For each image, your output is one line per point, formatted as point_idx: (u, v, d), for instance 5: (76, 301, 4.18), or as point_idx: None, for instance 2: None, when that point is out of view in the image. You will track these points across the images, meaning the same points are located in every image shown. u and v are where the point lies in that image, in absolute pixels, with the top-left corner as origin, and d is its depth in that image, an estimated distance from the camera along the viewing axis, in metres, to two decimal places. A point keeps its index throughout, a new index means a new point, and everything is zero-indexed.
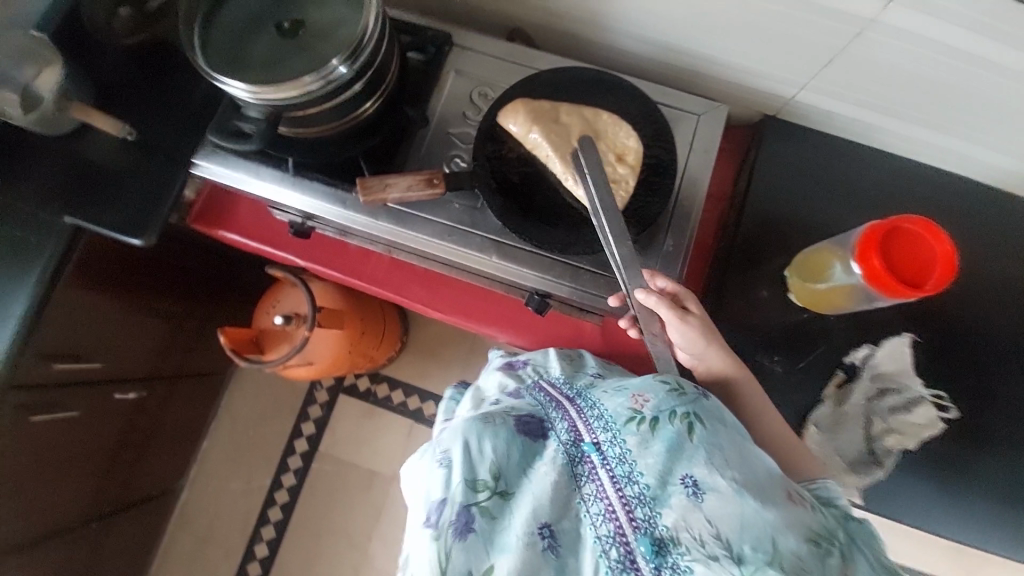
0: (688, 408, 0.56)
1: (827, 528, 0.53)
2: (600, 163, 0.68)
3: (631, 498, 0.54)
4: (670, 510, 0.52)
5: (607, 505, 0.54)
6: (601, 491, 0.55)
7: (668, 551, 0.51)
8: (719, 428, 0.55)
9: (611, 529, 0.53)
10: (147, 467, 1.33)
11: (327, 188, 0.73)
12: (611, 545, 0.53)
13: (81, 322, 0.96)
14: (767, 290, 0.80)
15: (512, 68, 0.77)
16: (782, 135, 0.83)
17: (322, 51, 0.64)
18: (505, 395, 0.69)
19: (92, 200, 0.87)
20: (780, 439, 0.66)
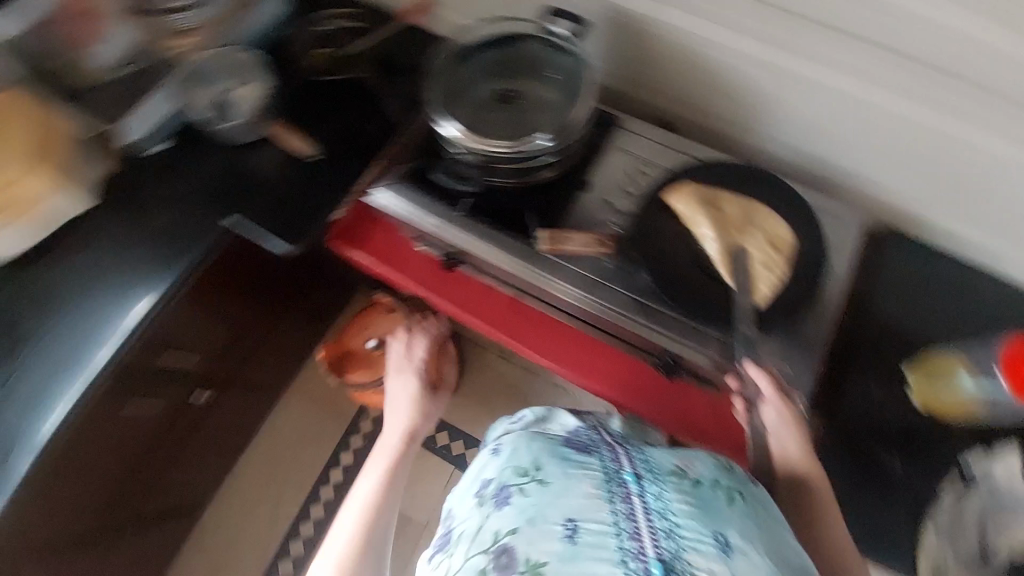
0: (731, 482, 0.52)
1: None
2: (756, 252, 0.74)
3: (658, 531, 0.45)
4: (698, 553, 0.44)
5: (636, 526, 0.45)
6: (631, 512, 0.46)
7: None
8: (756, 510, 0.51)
9: (635, 545, 0.44)
10: (189, 478, 1.22)
11: (489, 231, 0.80)
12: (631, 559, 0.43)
13: (197, 318, 0.94)
14: (891, 392, 0.81)
15: (671, 153, 0.85)
16: (906, 246, 0.88)
17: (532, 119, 0.73)
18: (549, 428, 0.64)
19: (251, 204, 0.91)
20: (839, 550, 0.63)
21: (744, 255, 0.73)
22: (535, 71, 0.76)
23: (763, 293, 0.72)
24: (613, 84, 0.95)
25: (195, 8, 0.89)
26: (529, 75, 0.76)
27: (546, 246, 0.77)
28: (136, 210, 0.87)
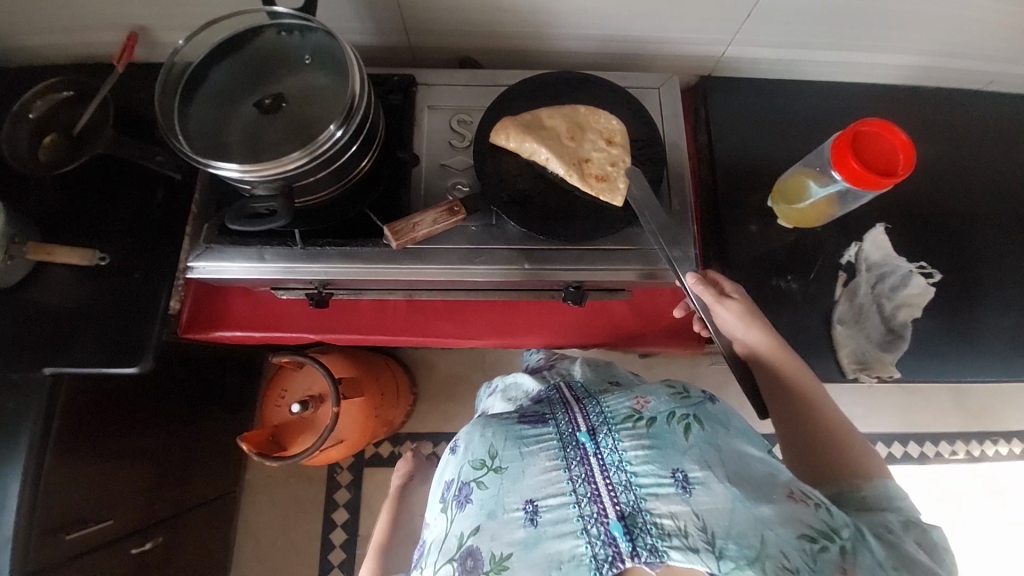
0: (686, 410, 0.63)
1: (828, 526, 0.56)
2: (594, 152, 0.72)
3: (617, 486, 0.57)
4: (656, 497, 0.56)
5: (594, 487, 0.58)
6: (589, 475, 0.59)
7: (649, 535, 0.54)
8: (715, 429, 0.62)
9: (594, 509, 0.57)
10: None
11: (339, 249, 0.72)
12: (592, 523, 0.56)
13: (84, 483, 0.87)
14: (760, 222, 0.88)
15: (481, 91, 0.81)
16: (723, 88, 0.93)
17: (313, 118, 0.64)
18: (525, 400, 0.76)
19: (71, 344, 0.81)
20: (849, 444, 0.64)
21: (585, 163, 0.72)
22: (291, 64, 0.66)
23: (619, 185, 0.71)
24: (396, 42, 0.87)
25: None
26: (288, 70, 0.66)
27: (400, 241, 0.68)
28: None
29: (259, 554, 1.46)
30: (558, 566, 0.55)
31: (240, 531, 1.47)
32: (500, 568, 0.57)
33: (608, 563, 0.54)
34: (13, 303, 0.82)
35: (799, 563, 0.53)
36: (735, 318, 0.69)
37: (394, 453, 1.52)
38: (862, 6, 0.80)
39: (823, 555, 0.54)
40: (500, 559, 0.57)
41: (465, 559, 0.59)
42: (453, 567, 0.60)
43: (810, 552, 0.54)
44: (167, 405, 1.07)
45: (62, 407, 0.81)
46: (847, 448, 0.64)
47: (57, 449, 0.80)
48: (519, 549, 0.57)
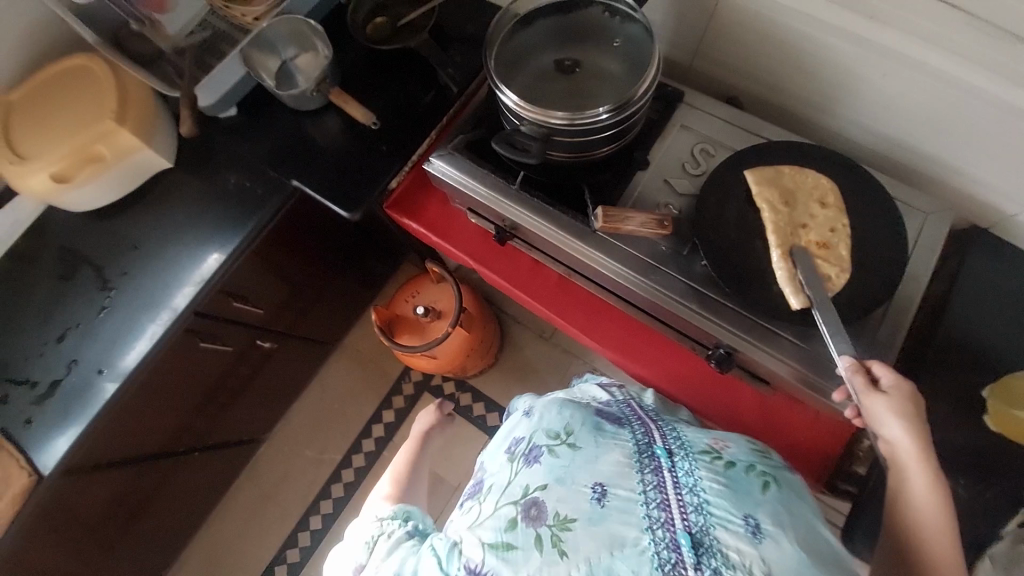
0: (764, 468, 0.66)
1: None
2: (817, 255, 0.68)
3: (688, 505, 0.58)
4: (726, 529, 0.56)
5: (665, 497, 0.59)
6: (660, 483, 0.60)
7: (714, 559, 0.54)
8: (791, 495, 0.64)
9: (662, 515, 0.57)
10: (244, 409, 1.46)
11: (543, 206, 0.79)
12: (658, 526, 0.56)
13: (262, 272, 1.11)
14: (956, 405, 0.76)
15: (737, 132, 0.80)
16: (997, 250, 0.80)
17: (594, 96, 0.71)
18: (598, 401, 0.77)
19: (314, 172, 1.00)
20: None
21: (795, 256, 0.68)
22: (601, 42, 0.74)
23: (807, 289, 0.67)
24: (678, 58, 0.90)
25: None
26: (595, 47, 0.74)
27: (604, 224, 0.71)
28: (216, 177, 1.04)
29: (316, 404, 1.68)
30: (619, 547, 0.56)
31: (314, 377, 1.71)
32: (561, 527, 0.58)
33: (670, 564, 0.54)
34: (296, 123, 1.05)
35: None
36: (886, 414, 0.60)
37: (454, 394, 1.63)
38: None
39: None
40: (565, 519, 0.59)
41: (528, 507, 0.61)
42: (514, 510, 0.62)
43: None
44: (332, 251, 1.29)
45: (286, 212, 1.03)
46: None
47: (265, 239, 1.03)
48: (584, 518, 0.58)
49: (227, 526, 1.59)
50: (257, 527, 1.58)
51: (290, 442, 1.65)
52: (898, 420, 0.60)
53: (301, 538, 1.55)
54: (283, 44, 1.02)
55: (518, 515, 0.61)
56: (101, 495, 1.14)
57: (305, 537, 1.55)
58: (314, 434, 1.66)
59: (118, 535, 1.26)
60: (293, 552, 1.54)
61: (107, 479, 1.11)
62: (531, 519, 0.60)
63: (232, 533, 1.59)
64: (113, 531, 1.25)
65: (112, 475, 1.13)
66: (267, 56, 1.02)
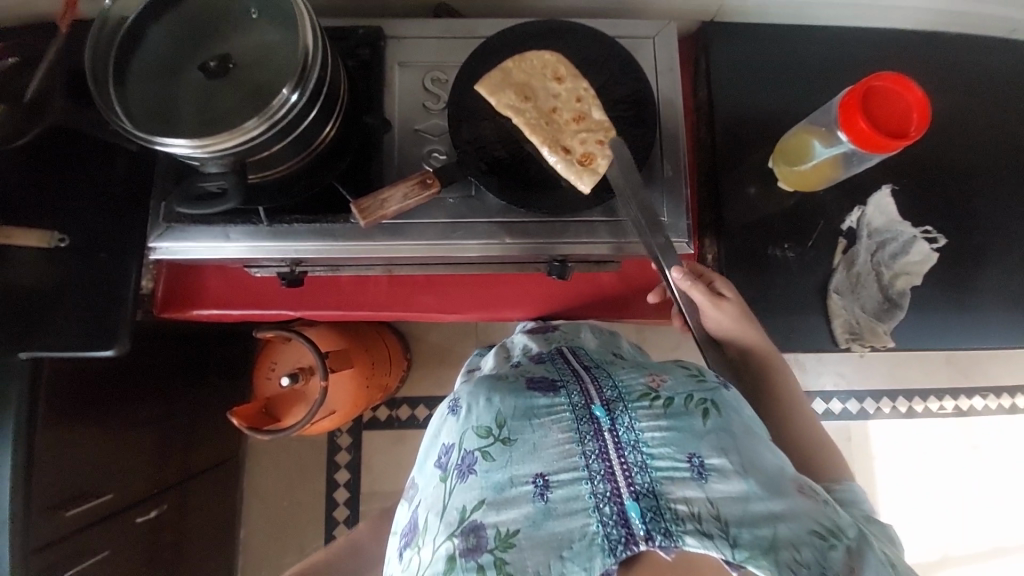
0: (703, 394, 0.63)
1: (835, 525, 0.56)
2: (582, 133, 0.66)
3: (632, 466, 0.57)
4: (672, 480, 0.56)
5: (608, 465, 0.58)
6: (603, 451, 0.59)
7: (664, 518, 0.54)
8: (732, 412, 0.62)
9: (607, 487, 0.57)
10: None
11: (309, 226, 0.68)
12: (604, 502, 0.56)
13: (79, 460, 0.88)
14: (758, 187, 0.83)
15: (458, 43, 0.72)
16: (725, 36, 0.85)
17: (264, 78, 0.57)
18: (527, 358, 0.75)
19: (41, 330, 0.78)
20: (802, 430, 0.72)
21: (563, 146, 0.66)
22: (236, 19, 0.58)
23: (591, 169, 0.65)
24: None
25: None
26: (233, 27, 0.59)
27: (366, 220, 0.61)
28: None
29: (267, 512, 1.53)
30: (567, 547, 0.55)
31: (246, 492, 1.53)
32: (505, 546, 0.56)
33: (620, 543, 0.54)
34: None
35: (810, 560, 0.53)
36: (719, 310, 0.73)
37: (391, 417, 1.56)
38: None
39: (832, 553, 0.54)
40: (508, 535, 0.56)
41: (467, 534, 0.58)
42: (452, 544, 0.57)
43: (817, 544, 0.54)
44: (154, 381, 1.06)
45: (45, 387, 0.79)
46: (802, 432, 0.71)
47: (44, 431, 0.80)
48: (528, 525, 0.56)
49: None
50: None
51: (265, 561, 1.51)
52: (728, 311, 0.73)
53: None
54: None
55: (456, 550, 0.57)
56: None
57: None
58: (284, 539, 1.52)
59: None
60: None
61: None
62: (471, 550, 0.56)
63: None
64: None
65: None
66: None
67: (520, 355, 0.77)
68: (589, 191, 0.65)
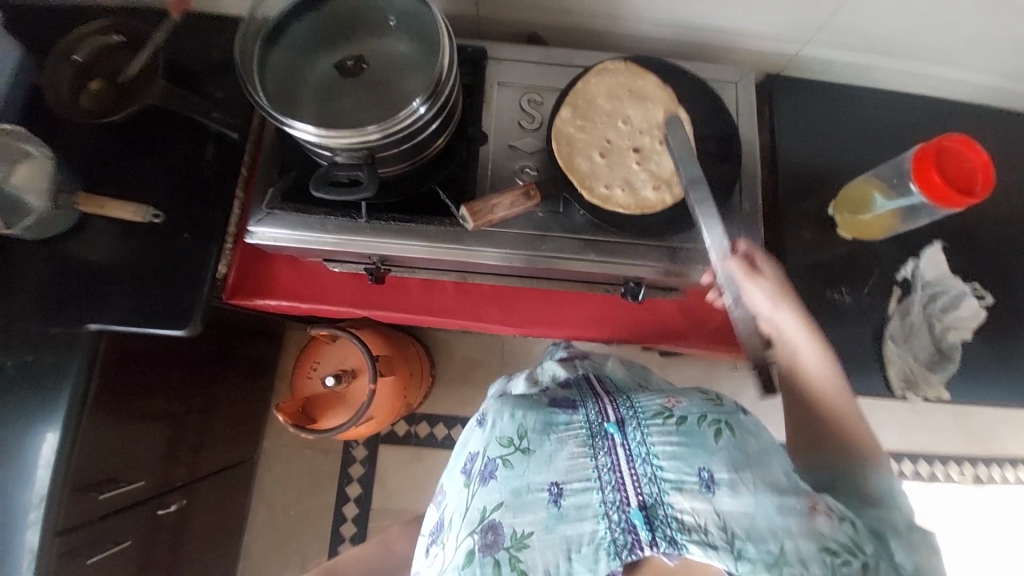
0: (717, 415, 0.63)
1: (850, 542, 0.55)
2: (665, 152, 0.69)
3: (642, 477, 0.60)
4: (679, 493, 0.58)
5: (618, 477, 0.60)
6: (615, 464, 0.61)
7: (668, 527, 0.56)
8: (745, 437, 0.62)
9: (616, 497, 0.59)
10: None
11: (405, 226, 0.70)
12: (613, 509, 0.59)
13: (121, 439, 0.86)
14: (818, 232, 0.87)
15: (554, 71, 0.77)
16: (792, 90, 0.91)
17: (396, 86, 0.61)
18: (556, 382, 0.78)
19: (115, 304, 0.78)
20: (851, 433, 0.61)
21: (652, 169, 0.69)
22: (375, 28, 0.63)
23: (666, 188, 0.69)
24: (465, 13, 0.83)
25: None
26: (371, 35, 0.63)
27: (477, 222, 0.67)
28: None
29: (272, 520, 1.47)
30: (575, 549, 0.58)
31: (253, 497, 1.48)
32: (519, 546, 0.60)
33: (626, 548, 0.56)
34: (52, 255, 0.79)
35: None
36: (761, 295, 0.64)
37: (410, 432, 1.53)
38: (953, 16, 0.78)
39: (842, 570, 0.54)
40: (521, 537, 0.60)
41: (486, 532, 0.62)
42: (473, 539, 0.62)
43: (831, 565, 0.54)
44: (199, 369, 1.06)
45: (105, 364, 0.78)
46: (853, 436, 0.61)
47: (99, 407, 0.79)
48: (541, 529, 0.60)
49: None
50: None
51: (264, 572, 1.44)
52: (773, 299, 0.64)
53: None
54: None
55: (475, 546, 0.61)
56: None
57: None
58: (287, 550, 1.46)
59: None
60: None
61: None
62: (488, 545, 0.61)
63: None
64: None
65: None
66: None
67: (551, 379, 0.80)
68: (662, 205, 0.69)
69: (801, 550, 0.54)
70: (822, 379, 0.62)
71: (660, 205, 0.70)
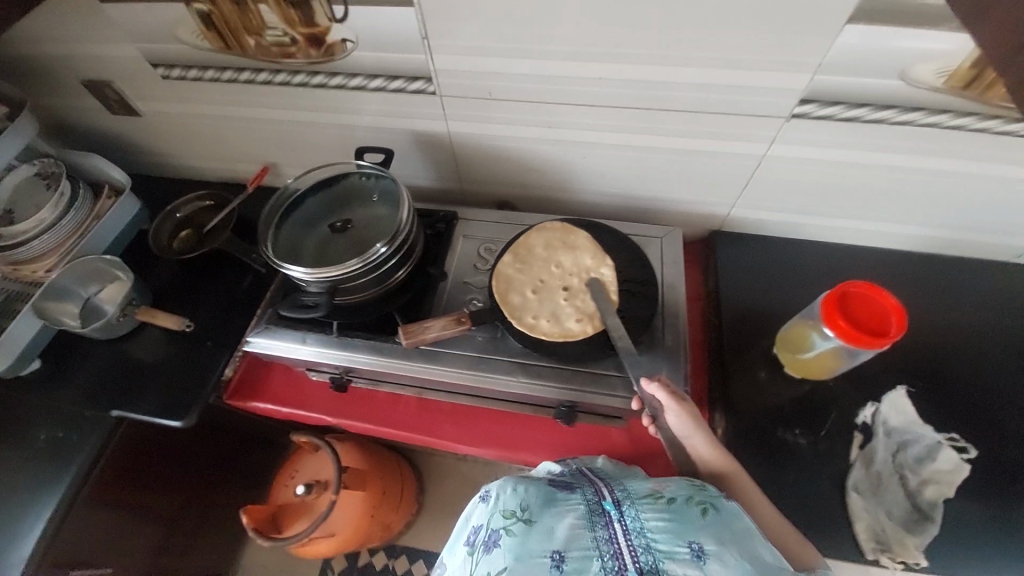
0: (702, 496, 0.67)
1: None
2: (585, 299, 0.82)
3: (637, 548, 0.62)
4: (673, 560, 0.60)
5: (617, 547, 0.63)
6: (613, 535, 0.64)
7: None
8: (732, 515, 0.65)
9: (615, 564, 0.61)
10: None
11: (366, 342, 0.84)
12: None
13: (105, 518, 0.94)
14: (765, 371, 0.89)
15: (509, 227, 0.96)
16: (730, 243, 1.03)
17: (367, 237, 0.81)
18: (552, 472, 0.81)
19: (136, 394, 0.95)
20: (788, 538, 0.70)
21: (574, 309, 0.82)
22: (361, 198, 0.86)
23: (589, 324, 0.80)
24: (450, 186, 1.09)
25: (42, 236, 0.98)
26: (358, 203, 0.86)
27: (409, 339, 0.78)
28: (17, 439, 0.90)
29: None
30: None
31: None
32: None
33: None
34: (108, 351, 1.01)
35: None
36: (685, 417, 0.75)
37: (388, 566, 1.46)
38: (859, 186, 0.87)
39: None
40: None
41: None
42: None
43: None
44: (195, 464, 1.17)
45: (115, 443, 0.93)
46: (790, 541, 0.70)
47: (96, 482, 0.90)
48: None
49: None
50: None
51: None
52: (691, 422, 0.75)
53: None
54: (81, 285, 1.01)
55: None
56: None
57: None
58: None
59: None
60: None
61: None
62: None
63: None
64: None
65: None
66: (64, 302, 1.00)
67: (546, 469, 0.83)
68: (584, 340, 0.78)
69: None
70: (753, 491, 0.73)
71: (580, 335, 0.79)
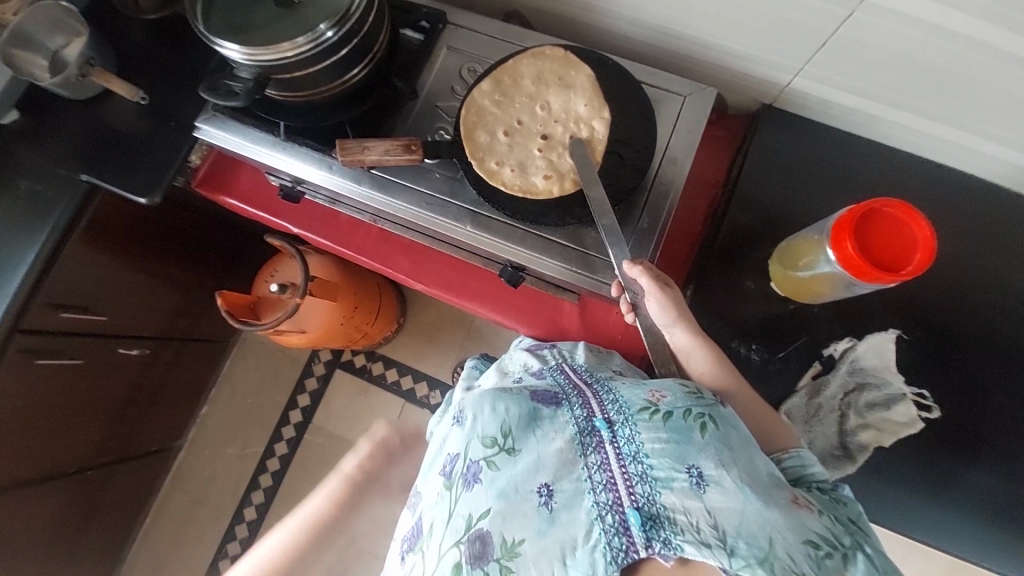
0: (701, 408, 0.58)
1: (831, 535, 0.53)
2: (565, 153, 0.70)
3: (632, 476, 0.55)
4: (671, 490, 0.53)
5: (609, 476, 0.56)
6: (604, 462, 0.56)
7: (663, 528, 0.52)
8: (732, 432, 0.57)
9: (609, 498, 0.54)
10: (155, 422, 1.41)
11: (315, 154, 0.76)
12: (606, 511, 0.54)
13: (93, 272, 1.00)
14: (752, 281, 0.78)
15: (504, 48, 0.79)
16: (776, 123, 0.82)
17: (309, 14, 0.66)
18: (528, 374, 0.71)
19: (106, 162, 0.92)
20: (767, 430, 0.63)
21: (547, 161, 0.70)
22: None
23: (560, 183, 0.69)
24: None
25: None
26: None
27: (345, 158, 0.69)
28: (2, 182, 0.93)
29: (231, 404, 1.58)
30: (569, 554, 0.53)
31: (221, 376, 1.61)
32: (510, 555, 0.55)
33: (621, 552, 0.52)
34: (80, 114, 0.95)
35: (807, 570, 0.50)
36: (668, 305, 0.66)
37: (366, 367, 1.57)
38: (972, 76, 0.63)
39: (827, 562, 0.52)
40: (513, 544, 0.55)
41: (473, 542, 0.57)
42: (458, 551, 0.57)
43: (817, 558, 0.51)
44: (184, 248, 1.22)
45: (94, 209, 0.95)
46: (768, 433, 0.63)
47: (78, 240, 0.95)
48: (533, 534, 0.55)
49: (158, 542, 1.51)
50: (191, 538, 1.51)
51: (208, 447, 1.56)
52: (672, 314, 0.66)
53: (236, 540, 1.49)
54: (44, 34, 0.89)
55: (462, 556, 0.56)
56: (26, 533, 1.13)
57: (242, 535, 1.50)
58: (233, 432, 1.57)
59: (56, 560, 1.24)
60: (230, 556, 1.48)
61: (19, 507, 1.09)
62: (476, 557, 0.56)
63: (165, 548, 1.51)
64: (52, 556, 1.22)
65: (25, 505, 1.10)
66: (31, 52, 0.89)
67: (521, 371, 0.72)
68: (546, 198, 0.69)
69: (793, 547, 0.51)
70: (736, 386, 0.65)
71: (544, 194, 0.69)
